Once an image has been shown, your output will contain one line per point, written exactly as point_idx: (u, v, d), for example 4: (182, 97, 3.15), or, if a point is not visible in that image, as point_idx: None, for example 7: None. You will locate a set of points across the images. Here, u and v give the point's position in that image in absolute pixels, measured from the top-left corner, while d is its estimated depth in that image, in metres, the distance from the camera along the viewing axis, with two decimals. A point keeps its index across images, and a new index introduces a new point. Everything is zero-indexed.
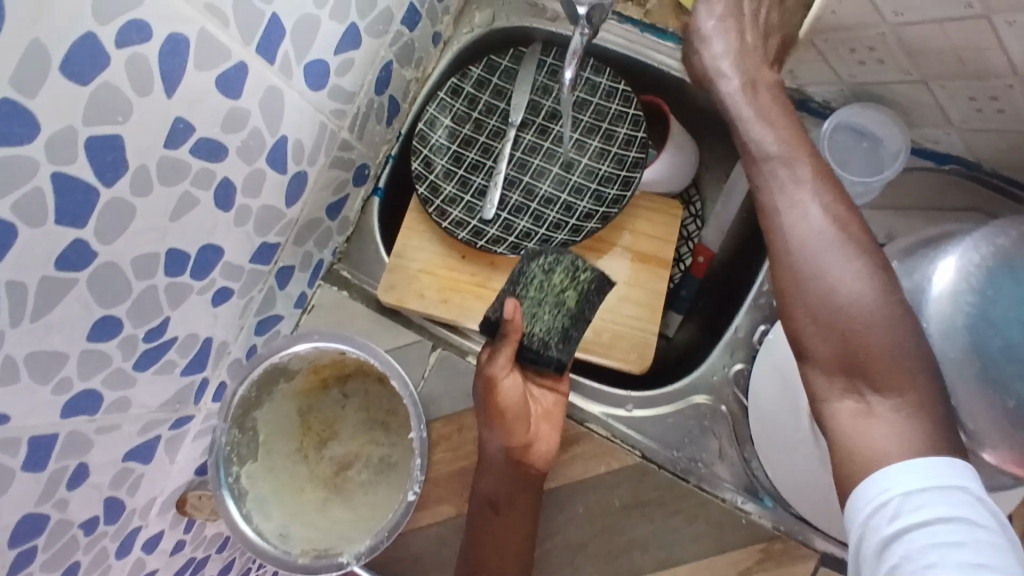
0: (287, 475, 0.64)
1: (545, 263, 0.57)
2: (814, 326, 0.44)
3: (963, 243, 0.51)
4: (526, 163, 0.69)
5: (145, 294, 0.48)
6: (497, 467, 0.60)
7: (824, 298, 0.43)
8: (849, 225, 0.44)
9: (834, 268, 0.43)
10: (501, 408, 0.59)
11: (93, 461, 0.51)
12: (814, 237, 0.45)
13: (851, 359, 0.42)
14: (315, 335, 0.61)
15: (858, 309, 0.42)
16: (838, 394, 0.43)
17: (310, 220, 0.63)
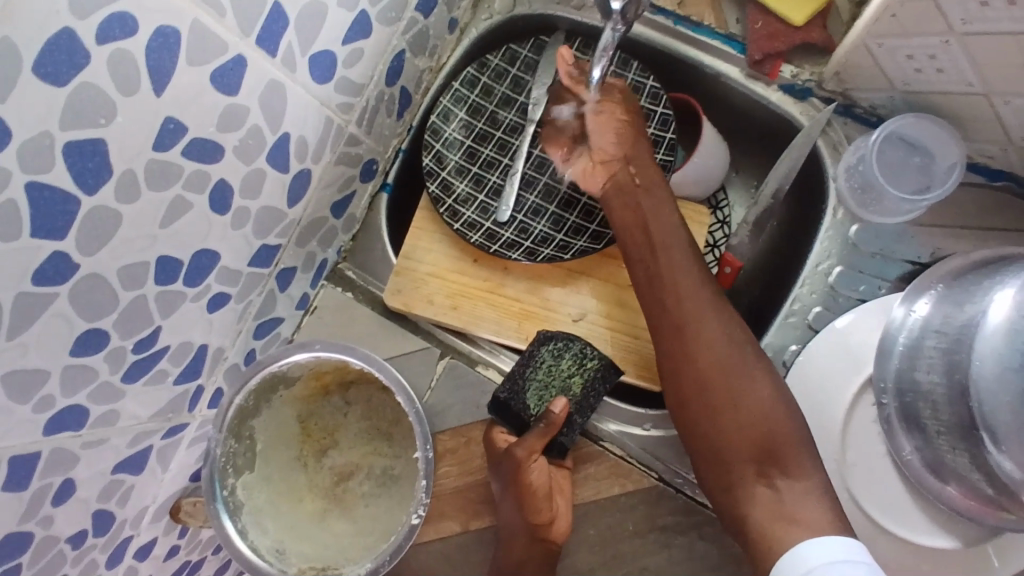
0: (285, 484, 0.62)
1: (554, 349, 0.58)
2: (735, 422, 0.51)
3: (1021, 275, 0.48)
4: (545, 162, 0.65)
5: (133, 304, 0.44)
6: (518, 539, 0.57)
7: (743, 397, 0.51)
8: (735, 328, 0.53)
9: (741, 370, 0.52)
10: (530, 490, 0.55)
11: (80, 476, 0.48)
12: (723, 343, 0.53)
13: (764, 452, 0.50)
14: (316, 345, 0.58)
15: (765, 408, 0.51)
16: (754, 486, 0.50)
17: (313, 220, 0.59)
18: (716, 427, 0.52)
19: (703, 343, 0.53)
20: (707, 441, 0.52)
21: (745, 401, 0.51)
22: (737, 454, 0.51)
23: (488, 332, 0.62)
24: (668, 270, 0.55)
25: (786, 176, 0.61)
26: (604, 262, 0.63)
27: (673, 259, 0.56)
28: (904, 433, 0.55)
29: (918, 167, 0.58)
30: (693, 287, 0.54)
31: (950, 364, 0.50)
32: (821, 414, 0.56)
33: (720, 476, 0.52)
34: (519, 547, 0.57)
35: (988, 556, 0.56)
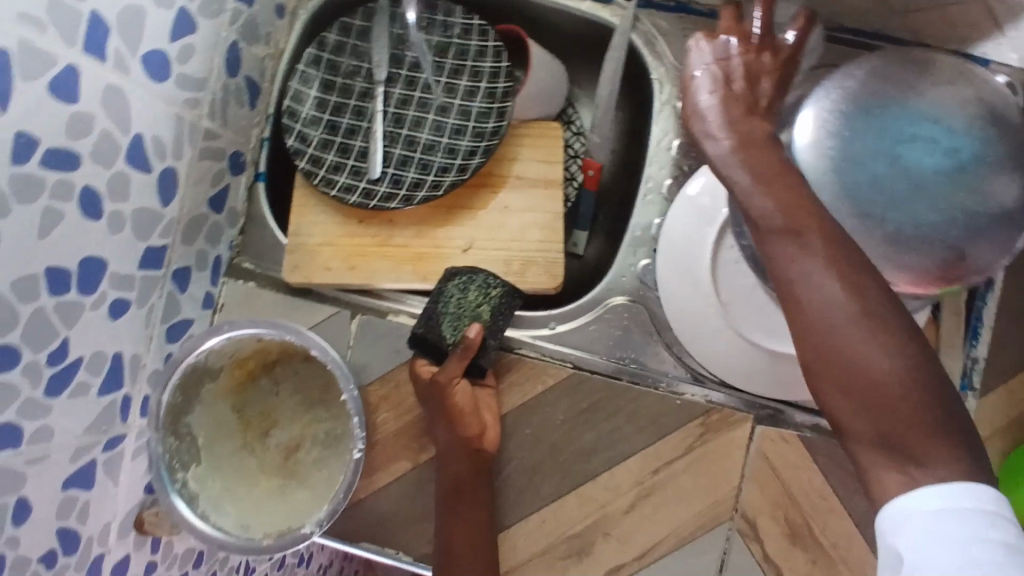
0: (236, 471, 0.64)
1: (460, 283, 0.63)
2: (814, 340, 0.42)
3: (817, 95, 0.54)
4: (402, 117, 0.69)
5: (35, 317, 0.47)
6: (454, 454, 0.62)
7: (823, 304, 0.41)
8: (868, 318, 0.40)
9: (869, 354, 0.40)
10: (455, 411, 0.61)
11: (32, 495, 0.49)
12: (831, 318, 0.41)
13: (893, 442, 0.40)
14: (226, 326, 0.61)
15: (899, 387, 0.39)
16: (883, 471, 0.40)
17: (192, 218, 0.61)
18: (837, 410, 0.42)
19: (816, 318, 0.41)
20: (834, 419, 0.42)
21: (855, 364, 0.40)
22: (861, 437, 0.41)
23: (389, 281, 0.66)
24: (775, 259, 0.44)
25: (614, 77, 0.68)
26: (477, 192, 0.69)
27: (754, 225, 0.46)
28: None
29: None
30: (801, 252, 0.43)
31: None
32: (693, 266, 0.62)
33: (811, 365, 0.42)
34: (456, 462, 0.62)
35: None
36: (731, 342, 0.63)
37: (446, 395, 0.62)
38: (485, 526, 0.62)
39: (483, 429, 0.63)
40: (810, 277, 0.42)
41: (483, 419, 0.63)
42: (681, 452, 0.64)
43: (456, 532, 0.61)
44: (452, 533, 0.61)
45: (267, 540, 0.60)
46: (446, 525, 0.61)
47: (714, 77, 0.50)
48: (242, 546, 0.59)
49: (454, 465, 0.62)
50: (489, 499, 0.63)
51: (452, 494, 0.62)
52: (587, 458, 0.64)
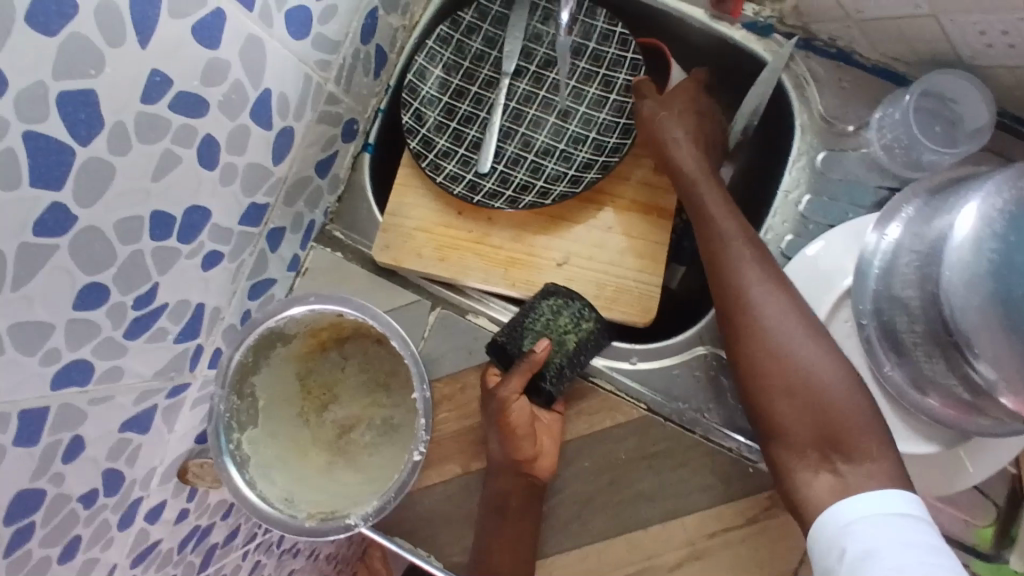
0: (289, 439, 0.64)
1: (555, 304, 0.60)
2: (764, 346, 0.53)
3: (984, 188, 0.50)
4: (522, 114, 0.67)
5: (130, 259, 0.46)
6: (506, 475, 0.60)
7: (770, 317, 0.53)
8: (803, 327, 0.53)
9: (804, 358, 0.52)
10: (510, 427, 0.58)
11: (88, 433, 0.49)
12: (779, 327, 0.53)
13: (824, 437, 0.51)
14: (311, 297, 0.60)
15: (827, 390, 0.51)
16: (812, 464, 0.51)
17: (298, 179, 0.60)
18: (773, 406, 0.53)
19: (766, 327, 0.53)
20: (772, 418, 0.53)
21: (792, 365, 0.52)
22: (795, 433, 0.52)
23: (476, 281, 0.64)
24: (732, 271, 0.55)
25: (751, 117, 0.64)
26: (584, 206, 0.65)
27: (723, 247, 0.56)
28: (884, 351, 0.56)
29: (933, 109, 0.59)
30: (754, 265, 0.55)
31: (923, 277, 0.52)
32: None
33: (755, 367, 0.53)
34: (507, 485, 0.60)
35: (962, 461, 0.58)
36: None
37: (503, 410, 0.58)
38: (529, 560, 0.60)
39: (537, 454, 0.60)
40: (760, 292, 0.54)
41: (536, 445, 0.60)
42: (742, 522, 0.60)
43: (496, 563, 0.59)
44: (491, 560, 0.59)
45: (310, 521, 0.58)
46: (487, 554, 0.59)
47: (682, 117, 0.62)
48: (284, 521, 0.58)
49: (505, 487, 0.60)
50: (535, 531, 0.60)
51: (498, 517, 0.60)
52: (644, 505, 0.61)
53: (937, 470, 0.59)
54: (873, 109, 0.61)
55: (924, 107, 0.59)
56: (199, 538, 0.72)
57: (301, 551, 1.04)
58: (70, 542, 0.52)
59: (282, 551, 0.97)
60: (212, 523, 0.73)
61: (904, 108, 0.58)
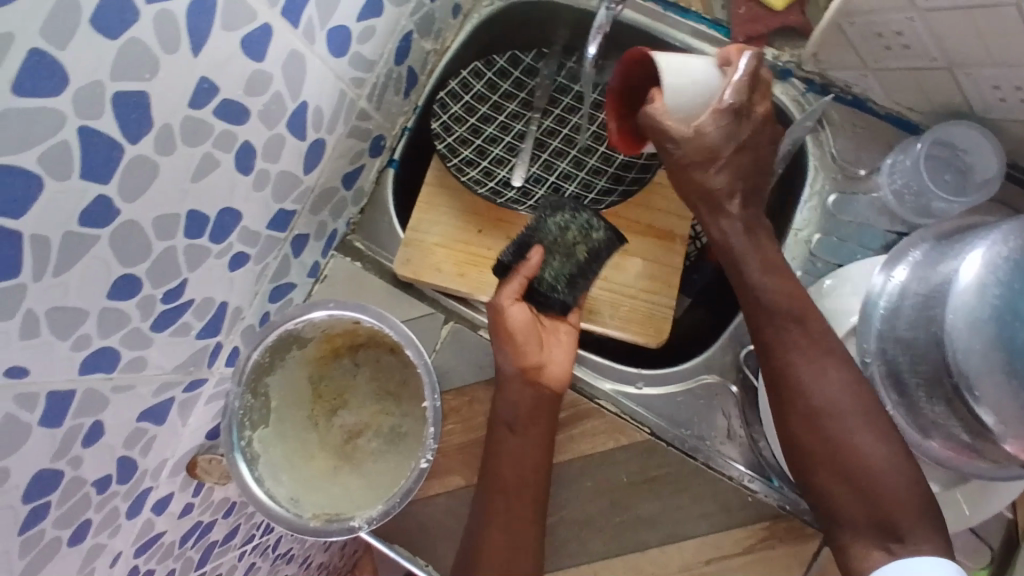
0: (298, 440, 0.65)
1: (561, 219, 0.58)
2: (811, 424, 0.53)
3: (992, 235, 0.52)
4: (545, 144, 0.71)
5: (165, 255, 0.48)
6: (510, 385, 0.58)
7: (819, 397, 0.53)
8: (859, 410, 0.52)
9: (856, 441, 0.52)
10: (508, 334, 0.57)
11: (107, 420, 0.51)
12: (828, 406, 0.52)
13: (880, 521, 0.50)
14: (330, 303, 0.61)
15: (881, 475, 0.51)
16: (868, 545, 0.51)
17: (326, 189, 0.63)
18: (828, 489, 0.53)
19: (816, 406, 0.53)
20: (827, 500, 0.53)
21: (843, 444, 0.52)
22: (851, 515, 0.52)
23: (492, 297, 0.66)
24: (777, 344, 0.55)
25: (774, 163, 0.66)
26: None
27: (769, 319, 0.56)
28: (887, 391, 0.58)
29: (943, 159, 0.60)
30: (800, 338, 0.54)
31: (927, 319, 0.54)
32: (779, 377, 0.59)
33: (805, 444, 0.53)
34: (511, 397, 0.58)
35: (959, 503, 0.59)
36: None
37: (497, 317, 0.57)
38: (537, 489, 0.57)
39: (545, 363, 0.59)
40: (807, 369, 0.54)
41: (542, 354, 0.58)
42: (738, 551, 0.61)
43: (497, 493, 0.57)
44: (495, 500, 0.56)
45: (314, 522, 0.59)
46: (490, 486, 0.57)
47: (731, 163, 0.56)
48: (288, 520, 0.59)
49: (511, 401, 0.58)
50: (543, 457, 0.58)
51: (505, 431, 0.58)
52: (642, 529, 0.62)
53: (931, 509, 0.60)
54: (886, 155, 0.63)
55: (936, 156, 0.60)
56: (200, 534, 0.73)
57: (295, 557, 1.05)
58: (79, 527, 0.54)
59: (278, 555, 0.98)
60: (214, 520, 0.75)
61: (914, 156, 0.61)
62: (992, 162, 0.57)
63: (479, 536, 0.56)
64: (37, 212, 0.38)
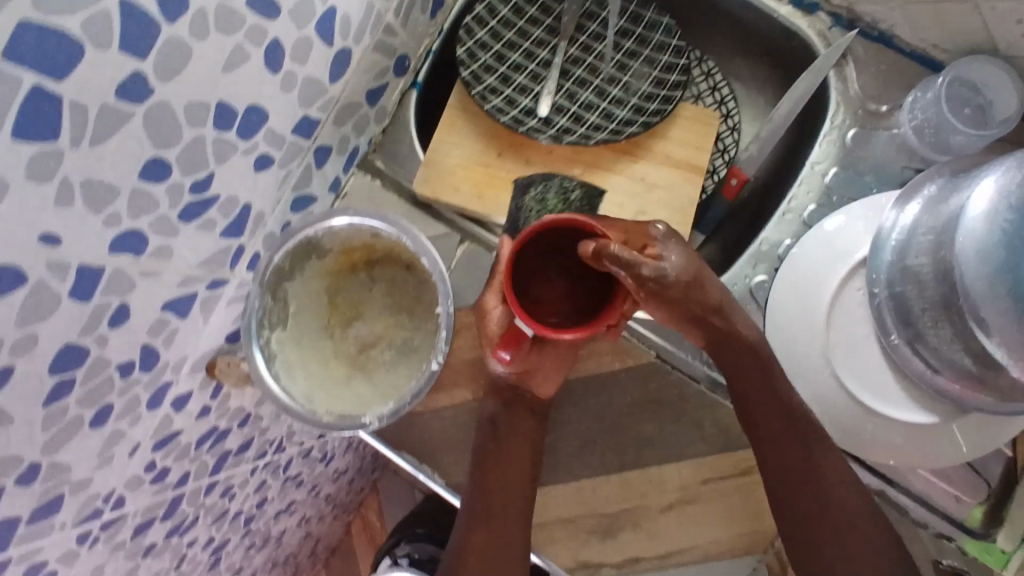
0: (314, 348, 0.68)
1: (536, 196, 0.66)
2: (830, 526, 0.56)
3: (1002, 166, 0.52)
4: (568, 73, 0.70)
5: (194, 144, 0.49)
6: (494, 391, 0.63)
7: (845, 502, 0.56)
8: (878, 531, 0.55)
9: (873, 542, 0.54)
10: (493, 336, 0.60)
11: (133, 304, 0.53)
12: (853, 516, 0.55)
13: None
14: (349, 211, 0.65)
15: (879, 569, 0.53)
16: None
17: (350, 102, 0.64)
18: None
19: (840, 501, 0.56)
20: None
21: (853, 538, 0.55)
22: None
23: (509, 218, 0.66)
24: (810, 470, 0.57)
25: (796, 100, 0.64)
26: (619, 158, 0.68)
27: (796, 449, 0.57)
28: (894, 322, 0.57)
29: (963, 93, 0.60)
30: (835, 461, 0.57)
31: (937, 245, 0.54)
32: (811, 291, 0.60)
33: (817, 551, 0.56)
34: (495, 397, 0.63)
35: (954, 437, 0.58)
36: (820, 378, 0.60)
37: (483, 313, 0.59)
38: (509, 469, 0.60)
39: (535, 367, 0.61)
40: (839, 484, 0.56)
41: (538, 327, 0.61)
42: (734, 472, 0.62)
43: (477, 495, 0.60)
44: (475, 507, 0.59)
45: (327, 417, 0.64)
46: (474, 491, 0.60)
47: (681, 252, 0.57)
48: (304, 415, 0.64)
49: (492, 406, 0.63)
50: (525, 452, 0.61)
51: (484, 434, 0.62)
52: (640, 449, 0.63)
53: (931, 446, 0.59)
54: (908, 93, 0.63)
55: (957, 93, 0.60)
56: (216, 440, 0.76)
57: (304, 482, 1.10)
58: (102, 409, 0.56)
59: (288, 477, 1.02)
60: (229, 428, 0.78)
61: (935, 90, 0.60)
62: (1011, 97, 0.58)
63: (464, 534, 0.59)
64: (75, 78, 0.39)
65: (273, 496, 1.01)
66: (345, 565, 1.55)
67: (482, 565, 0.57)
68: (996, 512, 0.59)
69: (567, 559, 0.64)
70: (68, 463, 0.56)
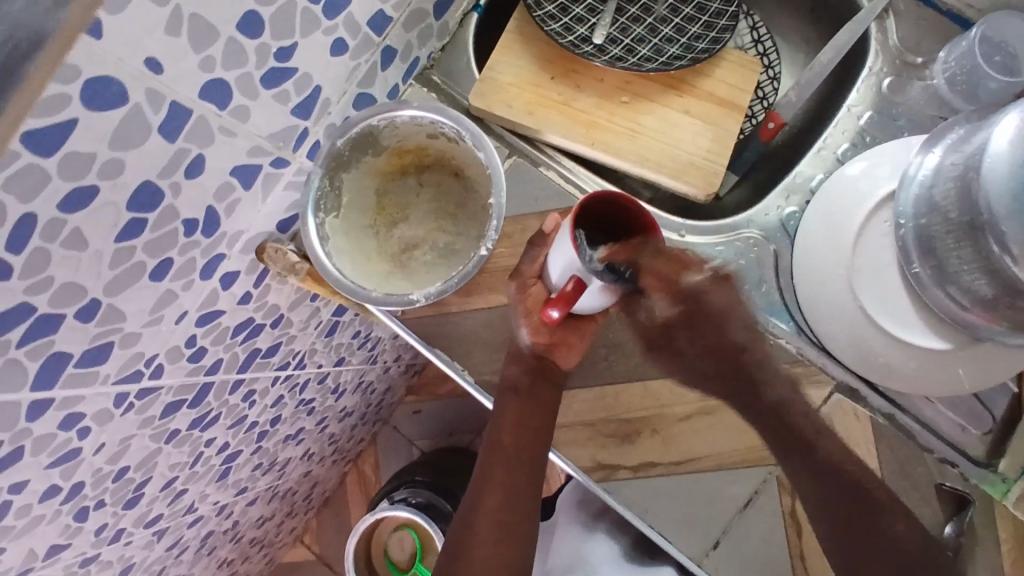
0: (359, 240, 0.71)
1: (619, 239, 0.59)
2: (844, 490, 0.61)
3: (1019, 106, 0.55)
4: (624, 10, 0.74)
5: (286, 8, 0.53)
6: (518, 359, 0.66)
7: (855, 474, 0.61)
8: (889, 496, 0.61)
9: (893, 519, 0.59)
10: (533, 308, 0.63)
11: (209, 159, 0.56)
12: (858, 486, 0.61)
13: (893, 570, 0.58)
14: (415, 104, 0.68)
15: (906, 543, 0.58)
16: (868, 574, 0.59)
17: (420, 8, 0.67)
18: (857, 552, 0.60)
19: (852, 476, 0.61)
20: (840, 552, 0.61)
21: (883, 516, 0.60)
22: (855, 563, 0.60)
23: (558, 135, 0.70)
24: (811, 445, 0.63)
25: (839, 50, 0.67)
26: (665, 91, 0.71)
27: (804, 430, 0.63)
28: (917, 252, 0.60)
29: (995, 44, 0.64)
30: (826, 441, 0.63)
31: (964, 178, 0.57)
32: (840, 223, 0.64)
33: (840, 512, 0.61)
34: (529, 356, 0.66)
35: (954, 366, 0.62)
36: (843, 301, 0.63)
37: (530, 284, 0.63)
38: (527, 442, 0.65)
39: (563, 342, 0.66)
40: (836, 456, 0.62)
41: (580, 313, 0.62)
42: (752, 389, 0.65)
43: (497, 463, 0.66)
44: (494, 458, 0.66)
45: (376, 293, 0.67)
46: (493, 458, 0.66)
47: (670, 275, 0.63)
48: (354, 290, 0.67)
49: (515, 370, 0.66)
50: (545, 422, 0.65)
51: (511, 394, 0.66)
52: (663, 360, 0.67)
53: (943, 371, 0.62)
54: (942, 48, 0.67)
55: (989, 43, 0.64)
56: (249, 334, 0.79)
57: (315, 410, 1.12)
58: (162, 263, 0.59)
59: (303, 400, 1.05)
60: (262, 325, 0.80)
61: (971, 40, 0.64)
62: None
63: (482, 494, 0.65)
64: None
65: (285, 417, 1.04)
66: (337, 515, 1.57)
67: (495, 525, 0.62)
68: (999, 445, 0.65)
69: (584, 459, 0.67)
70: (124, 312, 0.59)
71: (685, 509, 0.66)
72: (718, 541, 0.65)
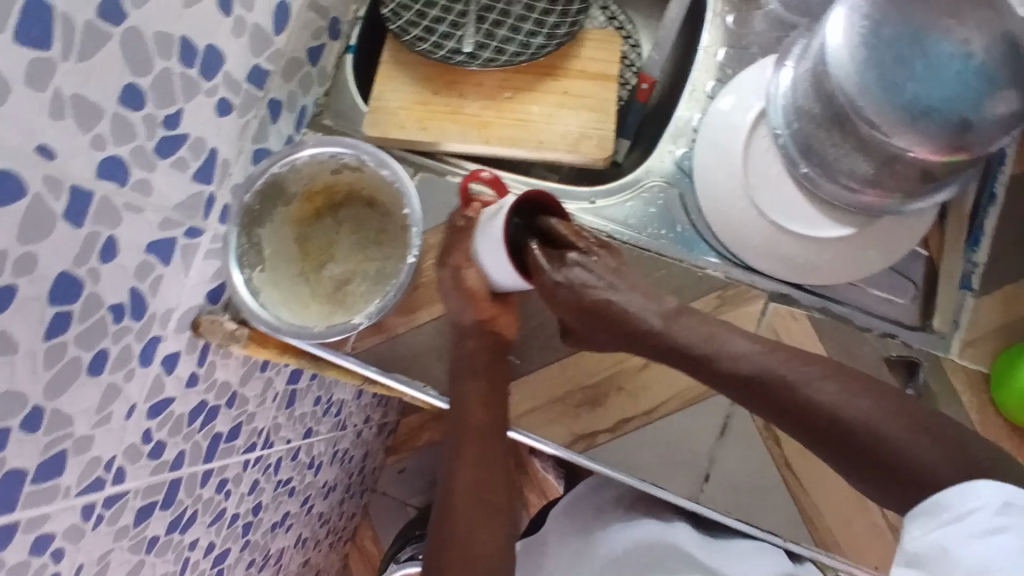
0: (292, 288, 0.73)
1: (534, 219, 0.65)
2: (821, 418, 0.57)
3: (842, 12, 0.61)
4: (485, 17, 0.78)
5: (163, 75, 0.55)
6: (474, 334, 0.68)
7: (799, 391, 0.58)
8: (846, 384, 0.57)
9: (843, 403, 0.56)
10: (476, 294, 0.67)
11: (121, 237, 0.56)
12: (799, 395, 0.58)
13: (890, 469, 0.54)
14: (312, 142, 0.71)
15: (868, 428, 0.55)
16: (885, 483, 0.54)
17: (294, 57, 0.71)
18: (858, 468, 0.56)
19: (800, 392, 0.58)
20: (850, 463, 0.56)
21: (842, 410, 0.56)
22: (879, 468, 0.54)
23: (454, 142, 0.74)
24: (774, 385, 0.59)
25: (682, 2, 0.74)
26: (541, 79, 0.76)
27: (785, 372, 0.59)
28: (801, 156, 0.65)
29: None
30: (795, 363, 0.59)
31: (817, 79, 0.62)
32: (726, 149, 0.69)
33: (821, 439, 0.57)
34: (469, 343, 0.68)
35: (867, 246, 0.67)
36: (749, 216, 0.68)
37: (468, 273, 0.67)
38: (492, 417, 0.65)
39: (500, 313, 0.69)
40: (793, 374, 0.59)
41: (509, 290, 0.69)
42: None
43: (468, 443, 0.64)
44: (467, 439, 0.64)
45: (318, 329, 0.68)
46: (460, 440, 0.64)
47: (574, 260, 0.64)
48: (297, 331, 0.68)
49: (475, 345, 0.67)
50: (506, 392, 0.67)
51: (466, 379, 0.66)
52: None
53: (856, 253, 0.67)
54: None
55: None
56: (207, 418, 0.77)
57: (296, 490, 1.09)
58: (98, 355, 0.58)
59: (280, 481, 1.02)
60: (218, 406, 0.79)
61: None
62: None
63: (450, 486, 0.62)
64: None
65: (266, 503, 1.00)
66: None
67: (473, 500, 0.60)
68: (929, 305, 0.71)
69: (563, 434, 0.69)
70: (70, 415, 0.57)
71: (668, 451, 0.69)
72: (708, 473, 0.69)
